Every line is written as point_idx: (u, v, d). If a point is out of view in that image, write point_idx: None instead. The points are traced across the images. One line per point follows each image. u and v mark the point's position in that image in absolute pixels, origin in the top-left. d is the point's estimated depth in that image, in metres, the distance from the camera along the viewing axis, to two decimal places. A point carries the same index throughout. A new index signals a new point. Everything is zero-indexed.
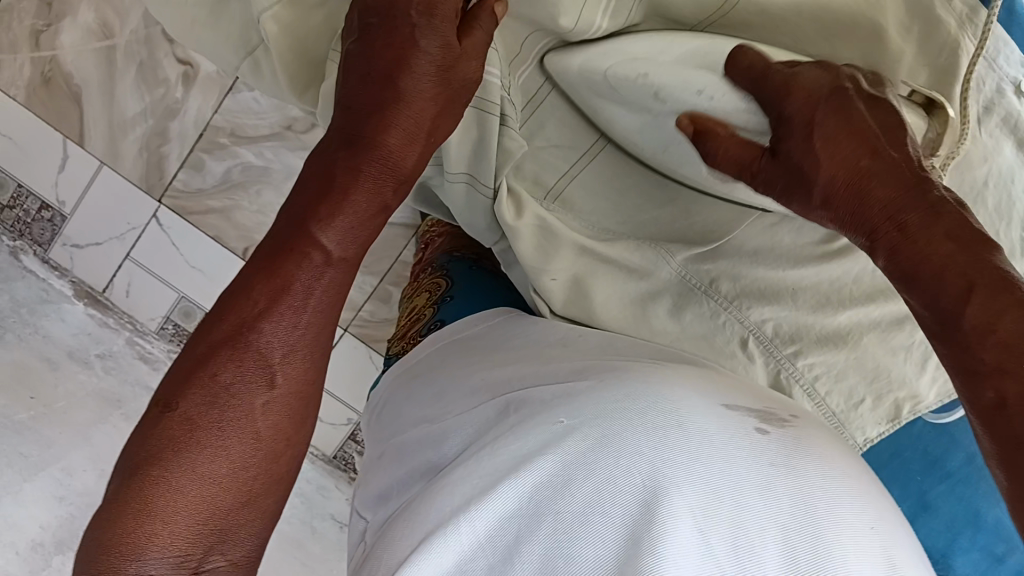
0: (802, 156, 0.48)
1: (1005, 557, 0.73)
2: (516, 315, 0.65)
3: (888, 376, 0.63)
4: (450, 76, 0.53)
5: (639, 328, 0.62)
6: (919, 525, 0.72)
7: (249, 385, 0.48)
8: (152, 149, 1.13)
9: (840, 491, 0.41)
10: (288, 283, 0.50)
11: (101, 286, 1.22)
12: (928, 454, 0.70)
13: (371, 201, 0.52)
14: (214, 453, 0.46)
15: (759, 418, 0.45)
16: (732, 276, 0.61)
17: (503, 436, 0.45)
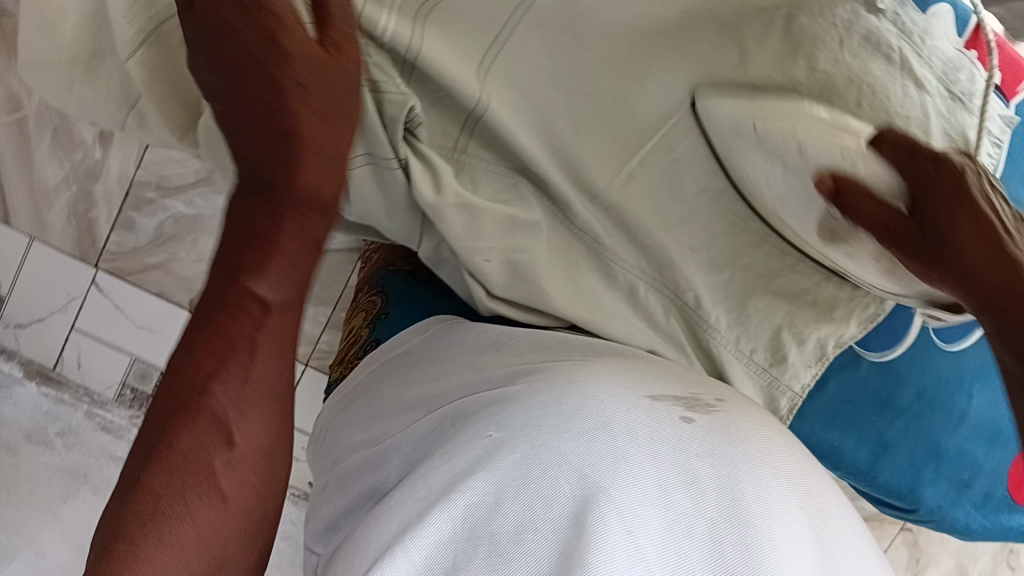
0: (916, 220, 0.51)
1: (971, 481, 0.75)
2: (457, 322, 0.65)
3: (802, 318, 0.66)
4: (325, 85, 0.46)
5: (578, 308, 0.60)
6: (883, 465, 0.72)
7: (208, 464, 0.44)
8: (81, 216, 1.11)
9: (757, 472, 0.45)
10: (230, 339, 0.46)
11: (51, 362, 1.19)
12: (880, 395, 0.71)
13: (303, 241, 0.47)
14: (179, 542, 0.42)
15: (684, 407, 0.49)
16: (639, 246, 0.61)
17: (435, 456, 0.45)
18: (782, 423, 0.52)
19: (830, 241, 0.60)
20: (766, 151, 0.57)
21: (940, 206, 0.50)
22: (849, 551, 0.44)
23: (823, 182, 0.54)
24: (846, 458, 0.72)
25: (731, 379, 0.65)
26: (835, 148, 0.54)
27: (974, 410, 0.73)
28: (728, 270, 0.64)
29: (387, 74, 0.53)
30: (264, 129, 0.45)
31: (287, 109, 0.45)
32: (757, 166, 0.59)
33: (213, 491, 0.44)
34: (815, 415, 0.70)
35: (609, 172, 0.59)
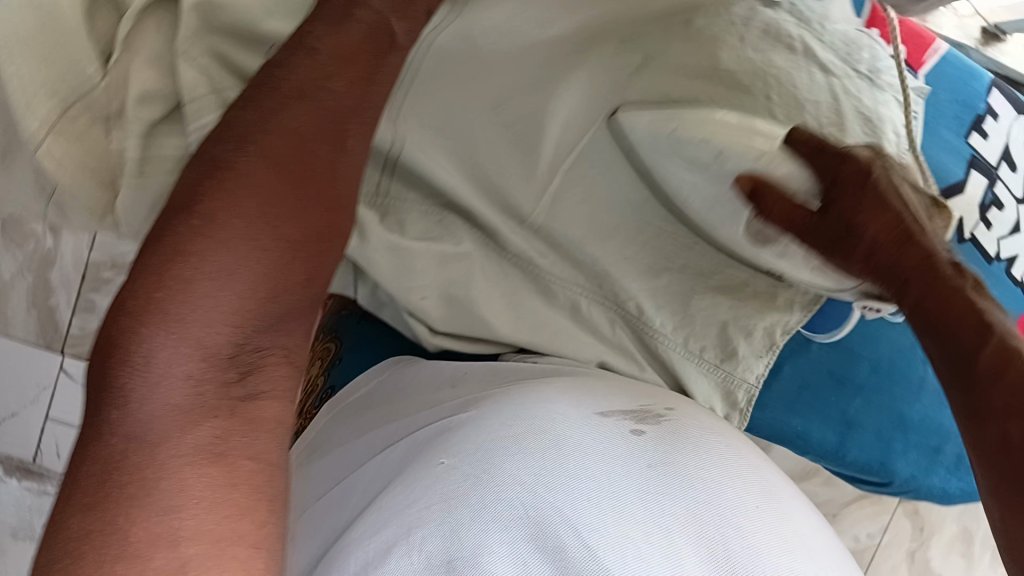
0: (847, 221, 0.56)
1: (942, 447, 0.76)
2: (409, 360, 0.65)
3: (746, 311, 0.66)
4: (303, 121, 0.42)
5: (521, 329, 0.62)
6: (850, 444, 0.73)
7: (267, 223, 0.40)
8: (41, 306, 1.11)
9: (709, 480, 0.46)
10: (207, 228, 0.39)
11: (31, 454, 1.14)
12: (835, 374, 0.72)
13: (274, 175, 0.41)
14: (218, 277, 0.39)
15: (634, 419, 0.50)
16: (573, 261, 0.63)
17: (391, 488, 0.45)
18: (727, 428, 0.55)
19: (760, 245, 0.60)
20: (683, 160, 0.58)
21: (850, 195, 0.55)
22: (806, 551, 0.45)
23: (742, 181, 0.56)
24: (813, 439, 0.72)
25: (684, 380, 0.66)
26: (751, 151, 0.56)
27: (932, 375, 0.74)
28: (666, 273, 0.65)
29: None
30: (363, 35, 0.44)
31: (265, 135, 0.41)
32: (669, 171, 0.59)
33: (284, 249, 0.41)
34: (775, 402, 0.71)
35: (532, 197, 0.60)
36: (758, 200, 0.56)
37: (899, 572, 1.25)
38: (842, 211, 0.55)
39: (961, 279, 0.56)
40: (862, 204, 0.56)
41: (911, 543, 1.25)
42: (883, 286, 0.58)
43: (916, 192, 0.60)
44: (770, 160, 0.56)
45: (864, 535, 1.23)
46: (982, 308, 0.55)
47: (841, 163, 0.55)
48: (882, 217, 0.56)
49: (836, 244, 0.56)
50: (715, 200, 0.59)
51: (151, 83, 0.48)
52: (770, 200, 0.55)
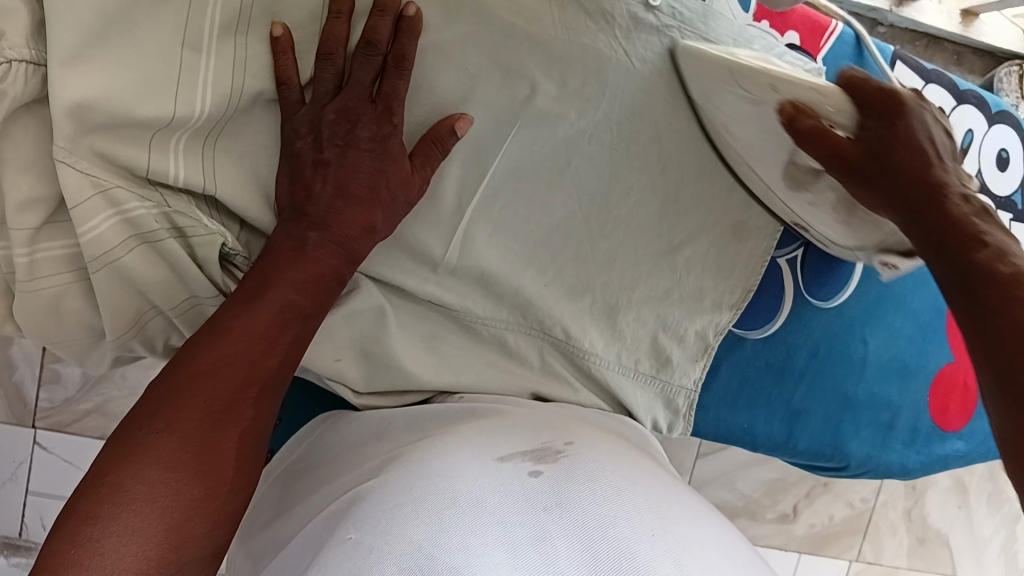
0: (906, 134, 0.55)
1: (894, 423, 0.77)
2: (333, 419, 0.65)
3: (673, 317, 0.67)
4: (265, 319, 0.49)
5: (444, 373, 0.62)
6: (800, 432, 0.74)
7: (174, 456, 0.43)
8: (3, 383, 1.00)
9: (606, 510, 0.47)
10: (188, 402, 0.45)
11: (13, 531, 1.06)
12: (774, 366, 0.72)
13: (242, 359, 0.47)
14: (139, 515, 0.40)
15: (533, 461, 0.52)
16: (493, 295, 0.63)
17: (306, 572, 0.45)
18: (635, 463, 0.55)
19: (794, 187, 0.60)
20: (739, 94, 0.55)
21: (885, 129, 0.55)
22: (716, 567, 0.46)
23: (782, 111, 0.53)
24: (762, 435, 0.73)
25: (622, 398, 0.66)
26: (767, 82, 0.52)
27: (872, 352, 0.75)
28: (589, 292, 0.65)
29: (193, 219, 0.52)
30: (303, 260, 0.52)
31: (237, 318, 0.49)
32: (721, 105, 0.57)
33: (169, 498, 0.42)
34: (718, 403, 0.72)
35: (442, 240, 0.60)
36: (805, 141, 0.53)
37: (897, 531, 1.26)
38: (880, 149, 0.55)
39: (966, 208, 0.54)
40: (897, 136, 0.55)
41: (906, 503, 1.25)
42: (906, 213, 0.55)
43: (944, 130, 0.58)
44: (826, 93, 0.53)
45: (857, 500, 1.23)
46: (976, 229, 0.52)
47: (864, 92, 0.54)
48: (908, 144, 0.55)
49: (873, 163, 0.54)
50: (757, 137, 0.58)
51: (31, 188, 0.47)
52: (803, 134, 0.53)
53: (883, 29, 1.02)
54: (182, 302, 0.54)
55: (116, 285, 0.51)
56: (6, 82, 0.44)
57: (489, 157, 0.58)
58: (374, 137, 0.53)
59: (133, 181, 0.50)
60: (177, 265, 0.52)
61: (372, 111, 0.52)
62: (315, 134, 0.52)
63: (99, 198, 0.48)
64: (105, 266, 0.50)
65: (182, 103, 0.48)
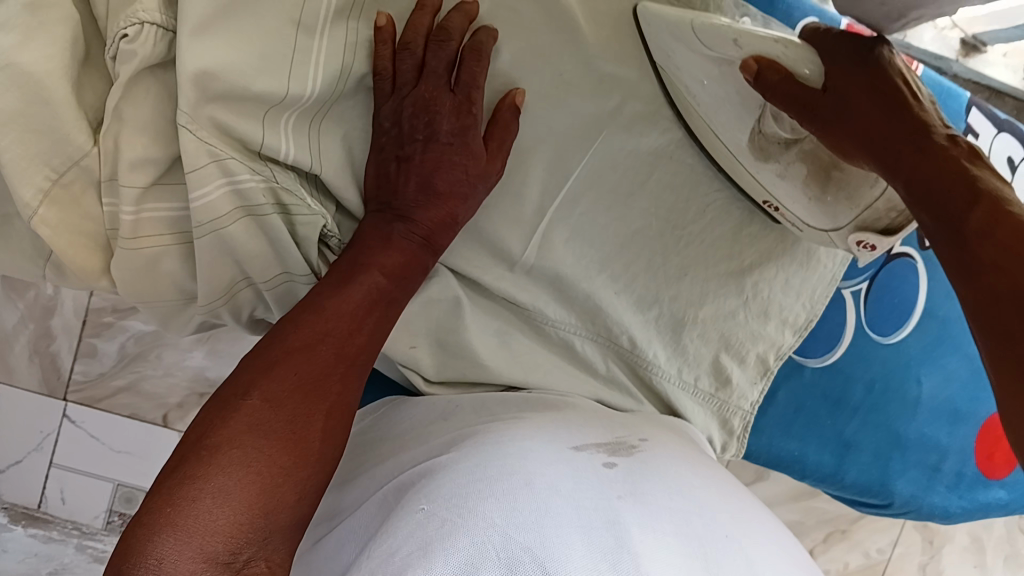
0: (851, 84, 0.50)
1: (940, 465, 0.77)
2: (401, 400, 0.66)
3: (737, 339, 0.67)
4: (351, 297, 0.50)
5: (513, 367, 0.62)
6: (848, 464, 0.74)
7: (266, 425, 0.44)
8: (42, 351, 1.02)
9: (677, 513, 0.48)
10: (283, 368, 0.46)
11: (34, 501, 1.07)
12: (829, 396, 0.73)
13: (340, 329, 0.49)
14: (233, 477, 0.41)
15: (608, 454, 0.53)
16: (564, 298, 0.64)
17: (376, 536, 0.45)
18: (703, 468, 0.56)
19: (762, 161, 0.57)
20: (705, 53, 0.52)
21: (848, 75, 0.50)
22: None
23: (747, 68, 0.50)
24: (810, 464, 0.74)
25: (682, 413, 0.67)
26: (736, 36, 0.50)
27: (927, 394, 0.75)
28: (657, 305, 0.65)
29: (298, 197, 0.53)
30: (396, 248, 0.53)
31: (326, 296, 0.50)
32: (683, 64, 0.54)
33: (261, 463, 0.43)
34: (772, 426, 0.72)
35: (521, 239, 0.61)
36: (772, 95, 0.50)
37: None
38: (843, 89, 0.50)
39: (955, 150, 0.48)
40: (847, 72, 0.50)
41: (923, 557, 1.24)
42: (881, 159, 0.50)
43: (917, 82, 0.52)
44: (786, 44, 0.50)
45: (874, 550, 1.22)
46: (973, 179, 0.47)
47: (829, 40, 0.51)
48: (864, 86, 0.50)
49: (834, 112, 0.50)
50: (725, 101, 0.55)
51: (145, 150, 0.49)
52: (777, 82, 0.50)
53: (947, 77, 1.04)
54: (275, 278, 0.56)
55: (216, 253, 0.52)
56: (137, 41, 0.46)
57: (573, 162, 0.60)
58: (452, 130, 0.53)
59: (246, 155, 0.51)
60: (277, 240, 0.54)
61: (451, 100, 0.53)
62: (398, 126, 0.52)
63: (215, 166, 0.49)
64: (209, 233, 0.51)
65: (295, 81, 0.50)
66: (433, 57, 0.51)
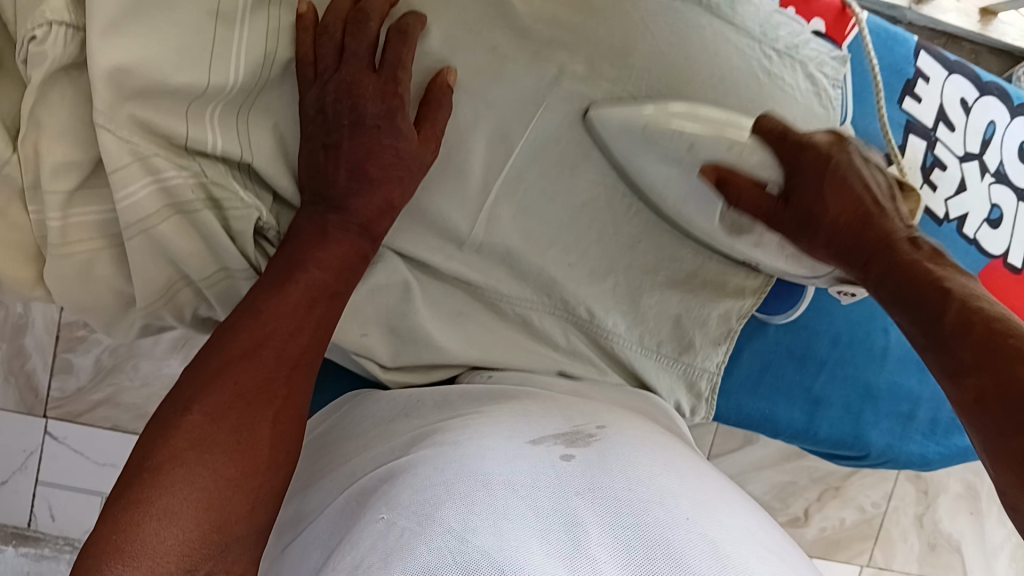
0: (814, 198, 0.56)
1: (914, 413, 0.76)
2: (365, 395, 0.65)
3: (695, 301, 0.66)
4: (292, 302, 0.50)
5: (470, 347, 0.62)
6: (819, 419, 0.74)
7: (209, 438, 0.44)
8: (17, 370, 1.01)
9: (643, 496, 0.45)
10: (225, 378, 0.46)
11: (24, 521, 1.06)
12: (795, 353, 0.72)
13: (281, 333, 0.49)
14: (179, 498, 0.41)
15: (566, 445, 0.50)
16: (517, 274, 0.63)
17: (338, 550, 0.44)
18: (671, 451, 0.53)
19: (734, 235, 0.61)
20: (660, 155, 0.58)
21: (806, 187, 0.57)
22: (751, 557, 0.42)
23: (704, 174, 0.58)
24: (782, 421, 0.73)
25: (643, 377, 0.67)
26: (723, 141, 0.57)
27: (894, 342, 0.74)
28: (612, 276, 0.64)
29: (230, 191, 0.52)
30: (329, 249, 0.52)
31: (260, 300, 0.49)
32: (654, 176, 0.60)
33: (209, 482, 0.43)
34: (739, 389, 0.72)
35: (468, 217, 0.60)
36: (735, 200, 0.58)
37: (909, 537, 1.24)
38: (802, 202, 0.57)
39: (916, 254, 0.55)
40: (825, 188, 0.56)
41: (918, 508, 1.23)
42: (836, 249, 0.58)
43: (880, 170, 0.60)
44: (738, 151, 0.57)
45: (869, 505, 1.21)
46: (929, 270, 0.53)
47: (808, 171, 0.56)
48: (839, 197, 0.56)
49: (805, 229, 0.58)
50: (678, 181, 0.59)
51: (66, 154, 0.48)
52: (735, 192, 0.58)
53: (902, 26, 1.04)
54: (214, 276, 0.55)
55: (149, 254, 0.51)
56: (46, 44, 0.45)
57: (515, 136, 0.58)
58: (380, 112, 0.51)
59: (172, 151, 0.50)
60: (212, 236, 0.53)
61: (375, 81, 0.51)
62: (323, 113, 0.51)
63: (139, 165, 0.48)
64: (140, 234, 0.50)
65: (216, 73, 0.48)
66: (351, 41, 0.50)
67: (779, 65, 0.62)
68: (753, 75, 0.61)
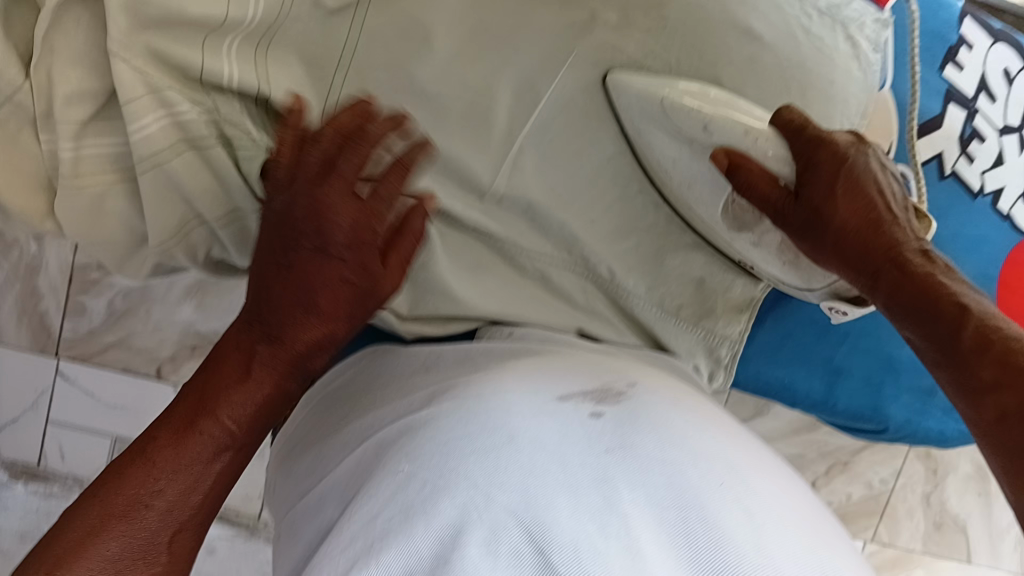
0: (828, 196, 0.53)
1: (935, 389, 0.74)
2: (383, 350, 0.63)
3: (720, 265, 0.65)
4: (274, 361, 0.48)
5: (486, 301, 0.61)
6: (839, 390, 0.72)
7: (179, 504, 0.45)
8: (31, 311, 1.00)
9: (672, 457, 0.44)
10: (226, 400, 0.47)
11: (34, 459, 1.07)
12: (818, 321, 0.71)
13: (265, 390, 0.48)
14: (137, 534, 0.43)
15: (595, 401, 0.48)
16: (539, 228, 0.61)
17: (360, 498, 0.43)
18: (698, 407, 0.51)
19: (738, 230, 0.59)
20: (671, 132, 0.57)
21: (823, 185, 0.54)
22: (784, 524, 0.42)
23: (718, 159, 0.55)
24: (800, 392, 0.72)
25: (662, 340, 0.65)
26: (740, 125, 0.55)
27: None
28: (635, 235, 0.63)
29: (242, 129, 0.51)
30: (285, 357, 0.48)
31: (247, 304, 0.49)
32: (658, 147, 0.58)
33: (158, 552, 0.44)
34: (758, 356, 0.71)
35: (490, 167, 0.58)
36: (748, 189, 0.54)
37: (916, 515, 1.22)
38: (816, 198, 0.54)
39: (930, 266, 0.52)
40: (838, 188, 0.53)
41: (926, 487, 1.21)
42: (842, 255, 0.54)
43: (896, 181, 0.57)
44: (756, 138, 0.55)
45: (877, 481, 1.20)
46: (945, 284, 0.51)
47: (827, 169, 0.53)
48: (851, 199, 0.54)
49: (812, 223, 0.54)
50: (698, 178, 0.58)
51: (80, 84, 0.47)
52: (747, 181, 0.54)
53: None
54: (226, 216, 0.54)
55: (163, 192, 0.50)
56: None
57: (540, 86, 0.56)
58: (350, 231, 0.46)
59: (185, 85, 0.49)
60: (224, 175, 0.52)
61: (347, 194, 0.46)
62: (282, 215, 0.47)
63: (151, 98, 0.47)
64: (151, 168, 0.49)
65: None
66: (345, 157, 0.46)
67: (818, 25, 0.60)
68: (790, 31, 0.59)
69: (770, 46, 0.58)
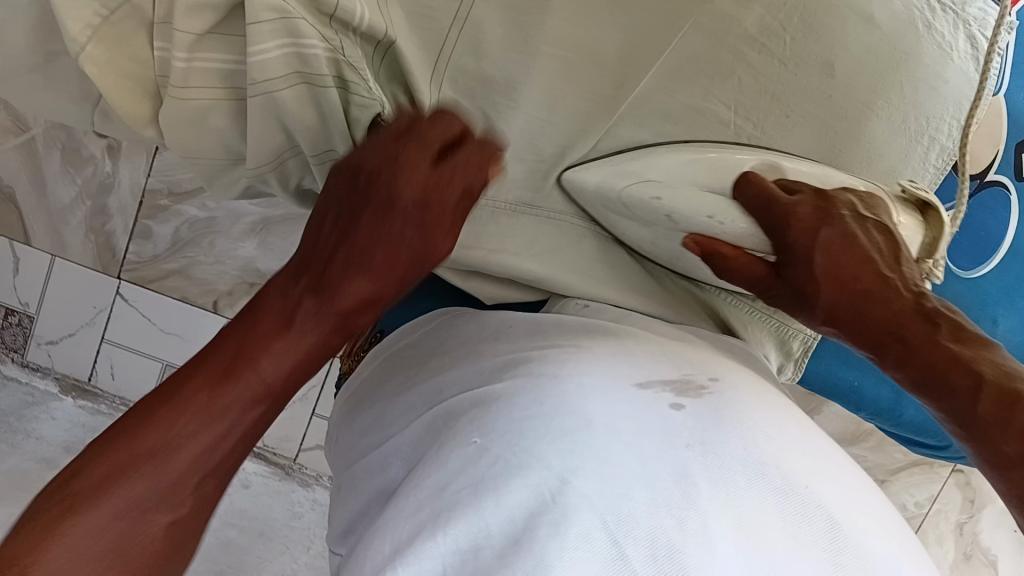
0: (806, 280, 0.51)
1: None
2: (456, 314, 0.63)
3: None
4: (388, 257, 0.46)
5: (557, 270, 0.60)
6: (907, 399, 0.71)
7: (205, 463, 0.41)
8: (97, 230, 1.01)
9: (754, 458, 0.42)
10: (299, 324, 0.45)
11: (85, 375, 1.09)
12: None
13: (330, 323, 0.46)
14: (154, 484, 0.40)
15: (675, 392, 0.46)
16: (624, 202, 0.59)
17: (429, 465, 0.43)
18: (781, 408, 0.50)
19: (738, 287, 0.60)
20: (641, 222, 0.56)
21: (801, 262, 0.51)
22: (866, 541, 0.40)
23: (686, 248, 0.54)
24: (867, 396, 0.71)
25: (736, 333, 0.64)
26: (703, 211, 0.54)
27: (1000, 333, 0.71)
28: None
29: (360, 75, 0.51)
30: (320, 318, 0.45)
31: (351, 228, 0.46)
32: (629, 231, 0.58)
33: (174, 510, 0.41)
34: (830, 356, 0.69)
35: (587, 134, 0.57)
36: (731, 274, 0.53)
37: (946, 542, 1.19)
38: (792, 277, 0.51)
39: (933, 326, 0.48)
40: (819, 268, 0.50)
41: (960, 516, 1.18)
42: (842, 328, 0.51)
43: (886, 229, 0.53)
44: (721, 220, 0.53)
45: (911, 504, 1.17)
46: (961, 352, 0.47)
47: (803, 247, 0.50)
48: (837, 263, 0.50)
49: (798, 299, 0.52)
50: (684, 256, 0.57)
51: None
52: (721, 266, 0.53)
53: None
54: (322, 155, 0.56)
55: (266, 116, 0.52)
56: None
57: (649, 54, 0.55)
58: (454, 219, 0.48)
59: (315, 17, 0.49)
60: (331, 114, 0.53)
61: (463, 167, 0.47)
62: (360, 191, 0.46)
63: (279, 24, 0.48)
64: (263, 95, 0.50)
65: None
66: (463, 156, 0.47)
67: (941, 20, 0.60)
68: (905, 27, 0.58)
69: (889, 36, 0.58)
